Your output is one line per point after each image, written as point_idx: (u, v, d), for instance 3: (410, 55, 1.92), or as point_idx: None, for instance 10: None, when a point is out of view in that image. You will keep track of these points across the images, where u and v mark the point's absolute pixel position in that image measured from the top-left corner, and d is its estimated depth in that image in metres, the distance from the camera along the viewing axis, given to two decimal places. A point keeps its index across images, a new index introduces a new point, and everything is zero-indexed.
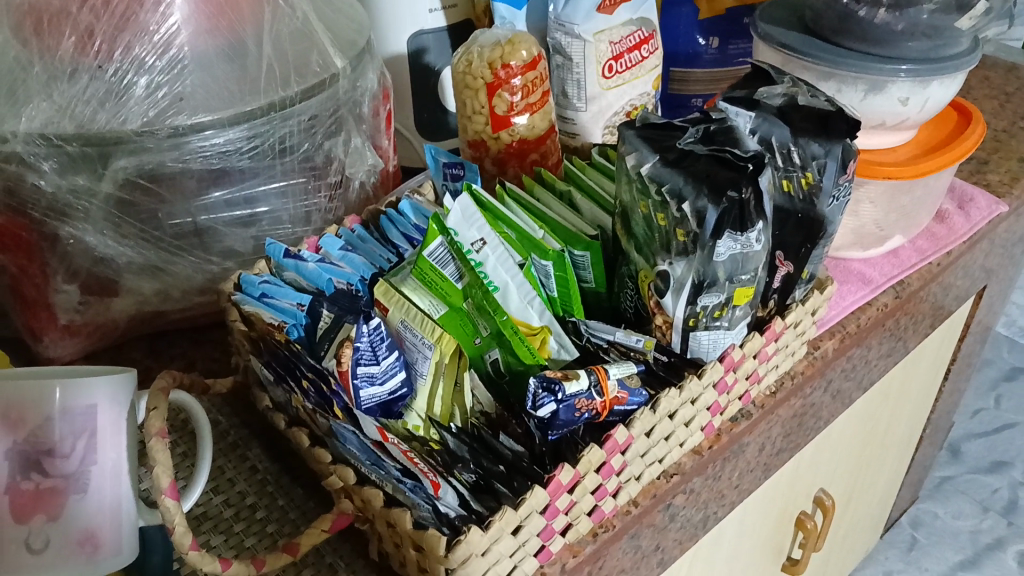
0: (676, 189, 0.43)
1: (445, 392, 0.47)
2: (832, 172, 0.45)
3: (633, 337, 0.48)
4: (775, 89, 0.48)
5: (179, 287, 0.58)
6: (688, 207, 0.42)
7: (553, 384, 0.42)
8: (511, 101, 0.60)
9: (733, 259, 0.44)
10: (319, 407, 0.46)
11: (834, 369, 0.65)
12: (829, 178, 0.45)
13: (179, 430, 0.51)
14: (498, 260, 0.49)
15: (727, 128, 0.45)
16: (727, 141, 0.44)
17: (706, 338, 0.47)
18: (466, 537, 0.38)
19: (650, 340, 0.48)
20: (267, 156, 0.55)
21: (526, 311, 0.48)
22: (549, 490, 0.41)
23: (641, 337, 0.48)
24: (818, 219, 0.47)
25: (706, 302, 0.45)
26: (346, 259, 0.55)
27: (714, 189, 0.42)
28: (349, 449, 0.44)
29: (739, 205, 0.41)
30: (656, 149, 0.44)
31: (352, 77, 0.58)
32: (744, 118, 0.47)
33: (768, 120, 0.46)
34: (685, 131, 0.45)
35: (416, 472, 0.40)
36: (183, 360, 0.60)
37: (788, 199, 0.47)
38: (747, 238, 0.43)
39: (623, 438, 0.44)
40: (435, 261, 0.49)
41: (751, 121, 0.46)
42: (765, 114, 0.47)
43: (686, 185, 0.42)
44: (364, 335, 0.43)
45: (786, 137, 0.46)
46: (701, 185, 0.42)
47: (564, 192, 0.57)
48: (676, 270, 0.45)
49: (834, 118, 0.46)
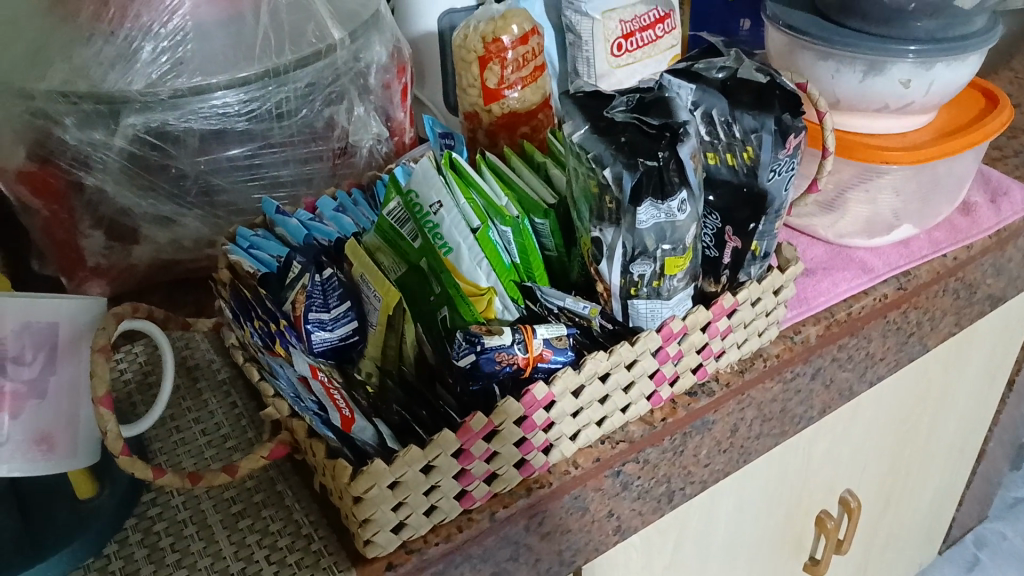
0: (598, 155, 0.44)
1: (391, 340, 0.48)
2: (771, 146, 0.45)
3: (580, 304, 0.49)
4: (720, 62, 0.48)
5: (189, 238, 0.64)
6: (609, 174, 0.43)
7: (474, 337, 0.44)
8: (501, 74, 0.62)
9: (658, 227, 0.44)
10: (264, 347, 0.51)
11: (822, 357, 0.64)
12: (768, 152, 0.45)
13: (184, 371, 0.58)
14: (453, 222, 0.51)
15: (661, 99, 0.46)
16: (655, 113, 0.45)
17: (643, 308, 0.49)
18: (369, 468, 0.42)
19: (595, 307, 0.49)
20: (264, 119, 0.59)
21: (474, 272, 0.51)
22: (461, 436, 0.44)
23: (588, 304, 0.49)
24: (757, 194, 0.47)
25: (639, 271, 0.46)
26: (335, 219, 0.60)
27: (631, 155, 0.43)
28: (280, 383, 0.50)
29: (659, 172, 0.43)
30: (588, 118, 0.45)
31: (352, 48, 0.62)
32: (687, 91, 0.47)
33: (708, 92, 0.47)
34: (620, 101, 0.46)
35: (330, 404, 0.44)
36: (195, 306, 0.66)
37: (732, 172, 0.47)
38: (670, 207, 0.44)
39: (542, 395, 0.45)
40: (393, 221, 0.53)
41: (692, 93, 0.47)
42: (707, 86, 0.47)
43: (607, 151, 0.43)
44: (314, 283, 0.48)
45: (725, 109, 0.46)
46: (620, 151, 0.43)
47: (541, 163, 0.59)
48: (606, 237, 0.46)
49: (771, 95, 0.46)
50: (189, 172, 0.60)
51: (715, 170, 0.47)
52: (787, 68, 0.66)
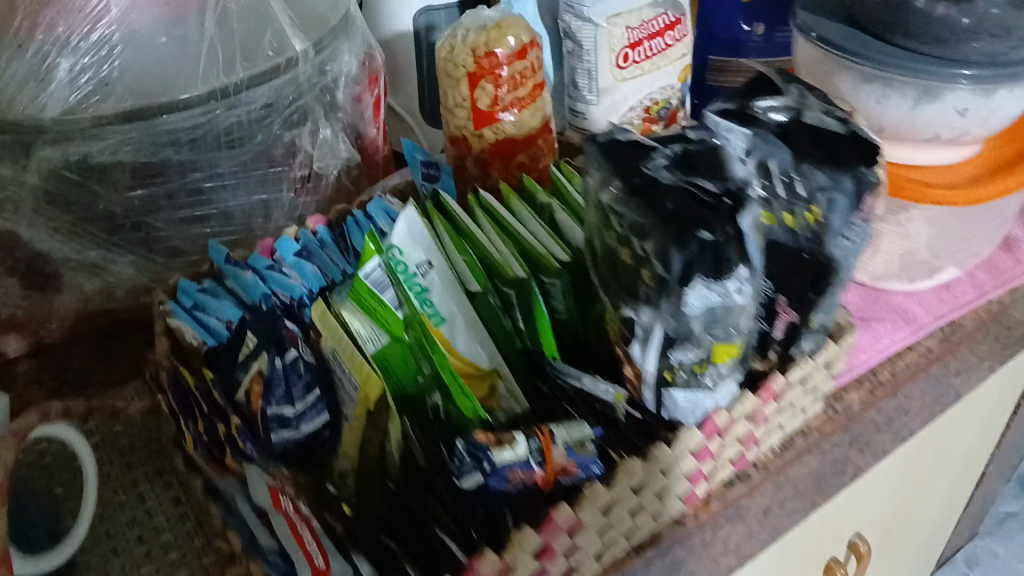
0: (637, 224, 0.35)
1: (373, 439, 0.40)
2: (844, 207, 0.37)
3: (602, 387, 0.42)
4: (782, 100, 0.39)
5: (121, 287, 0.53)
6: (651, 247, 0.35)
7: (480, 450, 0.36)
8: (495, 94, 0.52)
9: (709, 311, 0.36)
10: (213, 448, 0.44)
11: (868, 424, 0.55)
12: (842, 212, 0.38)
13: (123, 455, 0.50)
14: (446, 287, 0.43)
15: (709, 150, 0.37)
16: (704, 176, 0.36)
17: (681, 398, 0.40)
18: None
19: (620, 392, 0.42)
20: (209, 147, 0.49)
21: (474, 349, 0.43)
22: None
23: (612, 389, 0.42)
24: (820, 263, 0.39)
25: (679, 358, 0.38)
26: (298, 268, 0.50)
27: (681, 227, 0.34)
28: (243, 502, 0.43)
29: (713, 251, 0.34)
30: (620, 171, 0.36)
31: (318, 61, 0.52)
32: (740, 136, 0.38)
33: (767, 140, 0.37)
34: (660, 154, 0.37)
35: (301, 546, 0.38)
36: (131, 365, 0.56)
37: (791, 236, 0.37)
38: (724, 289, 0.35)
39: (565, 520, 0.37)
40: (373, 285, 0.42)
41: (745, 139, 0.37)
42: (762, 130, 0.38)
43: (647, 219, 0.35)
44: (275, 369, 0.40)
45: (787, 162, 0.37)
46: (666, 222, 0.34)
47: (547, 204, 0.50)
48: (638, 318, 0.38)
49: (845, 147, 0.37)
50: (119, 211, 0.49)
51: (772, 234, 0.37)
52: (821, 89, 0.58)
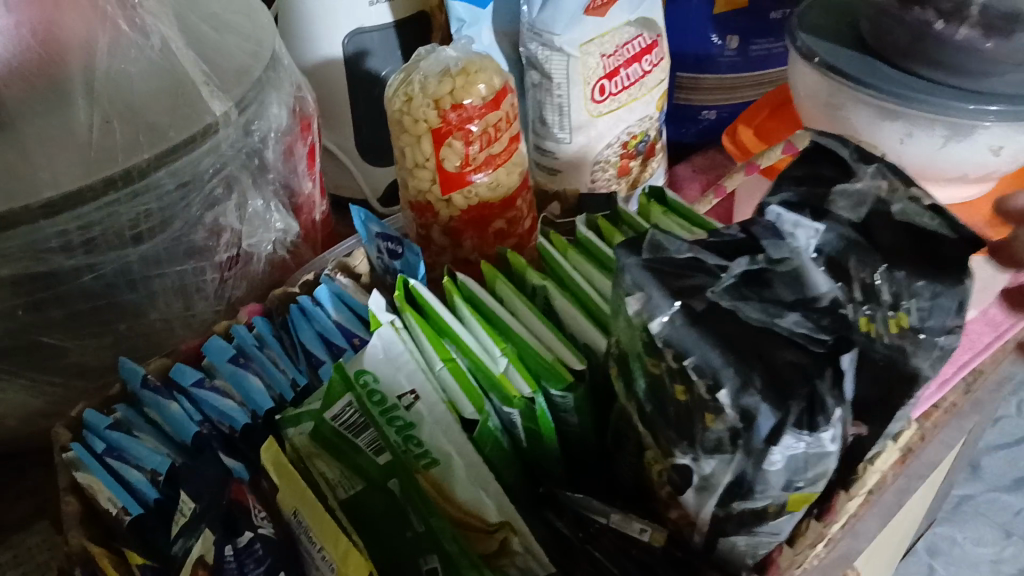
0: (704, 363, 0.27)
1: None
2: (936, 313, 0.29)
3: (635, 525, 0.34)
4: (858, 185, 0.32)
5: (11, 415, 0.43)
6: (725, 398, 0.27)
7: None
8: (465, 153, 0.44)
9: (793, 464, 0.28)
10: None
11: (899, 495, 0.49)
12: (935, 319, 0.29)
13: None
14: (436, 422, 0.34)
15: (793, 270, 0.29)
16: (778, 297, 0.28)
17: (743, 542, 0.32)
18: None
19: (658, 532, 0.34)
20: (111, 245, 0.39)
21: (474, 497, 0.33)
22: None
23: (647, 529, 0.34)
24: (906, 376, 0.30)
25: (747, 505, 0.30)
26: (237, 380, 0.41)
27: (774, 383, 0.27)
28: None
29: (807, 400, 0.26)
30: (672, 292, 0.28)
31: (243, 123, 0.43)
32: (807, 230, 0.30)
33: (844, 237, 0.30)
34: (717, 264, 0.29)
35: None
36: (32, 501, 0.45)
37: (870, 343, 0.29)
38: (816, 441, 0.27)
39: None
40: (346, 431, 0.35)
41: (816, 237, 0.30)
42: (840, 228, 0.30)
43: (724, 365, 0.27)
44: (225, 558, 0.32)
45: (872, 263, 0.30)
46: (753, 370, 0.27)
47: (538, 287, 0.41)
48: (700, 465, 0.29)
49: (937, 239, 0.30)
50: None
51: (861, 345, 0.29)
52: (822, 120, 0.52)
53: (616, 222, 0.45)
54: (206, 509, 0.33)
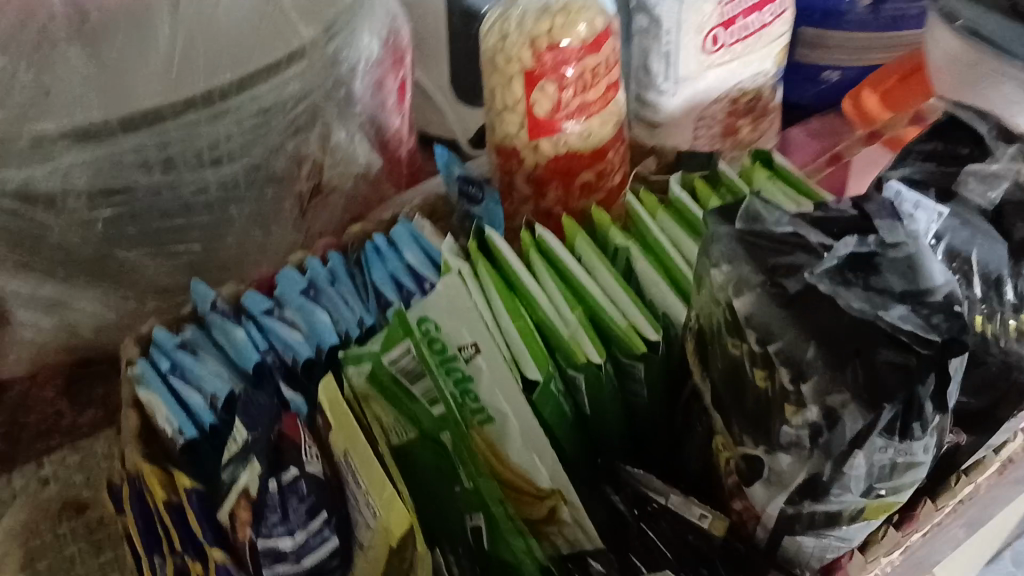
0: (789, 349, 0.24)
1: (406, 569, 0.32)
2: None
3: (696, 510, 0.32)
4: (994, 167, 0.28)
5: (87, 324, 0.43)
6: (808, 390, 0.24)
7: None
8: (558, 97, 0.41)
9: (877, 469, 0.25)
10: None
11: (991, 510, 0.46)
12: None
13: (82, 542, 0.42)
14: (494, 380, 0.32)
15: (907, 254, 0.25)
16: (889, 288, 0.24)
17: (811, 544, 0.30)
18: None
19: (721, 520, 0.32)
20: (191, 165, 0.39)
21: (529, 462, 0.32)
22: None
23: (710, 515, 0.32)
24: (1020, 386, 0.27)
25: (822, 507, 0.28)
26: (303, 313, 0.39)
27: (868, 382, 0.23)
28: None
29: (903, 405, 0.24)
30: (762, 270, 0.25)
31: (331, 50, 0.41)
32: (928, 212, 0.27)
33: (967, 223, 0.27)
34: (824, 245, 0.25)
35: None
36: (104, 408, 0.47)
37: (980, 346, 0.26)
38: (907, 446, 0.25)
39: None
40: (402, 376, 0.33)
41: (938, 220, 0.27)
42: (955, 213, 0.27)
43: (812, 355, 0.24)
44: (268, 492, 0.30)
45: (998, 257, 0.27)
46: (850, 365, 0.24)
47: (621, 248, 0.38)
48: (769, 461, 0.27)
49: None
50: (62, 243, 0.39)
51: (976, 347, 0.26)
52: (951, 94, 0.48)
53: (714, 183, 0.42)
54: (257, 440, 0.31)
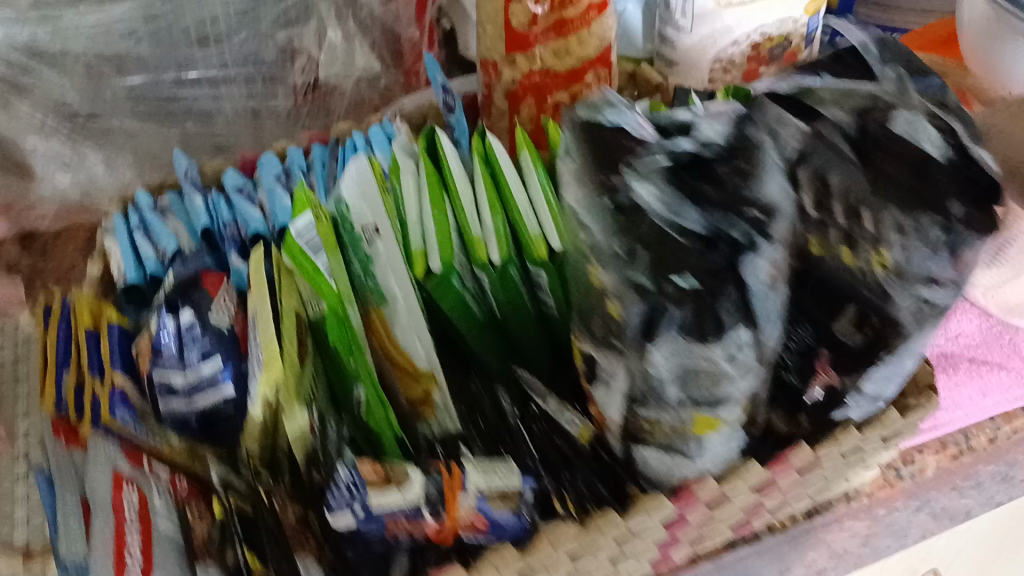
0: (597, 244, 0.25)
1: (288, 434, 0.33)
2: (923, 251, 0.25)
3: (567, 415, 0.34)
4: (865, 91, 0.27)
5: None
6: (611, 278, 0.24)
7: (356, 484, 0.29)
8: (535, 13, 0.41)
9: (682, 373, 0.25)
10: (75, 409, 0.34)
11: (963, 507, 0.42)
12: (920, 257, 0.25)
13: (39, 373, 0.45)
14: (391, 260, 0.35)
15: (747, 148, 0.25)
16: (712, 192, 0.24)
17: (656, 459, 0.31)
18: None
19: (586, 426, 0.33)
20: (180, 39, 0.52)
21: (409, 342, 0.34)
22: None
23: (575, 420, 0.34)
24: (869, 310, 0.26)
25: (653, 415, 0.28)
26: (272, 195, 0.42)
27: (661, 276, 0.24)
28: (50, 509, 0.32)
29: (693, 308, 0.24)
30: (601, 165, 0.25)
31: None
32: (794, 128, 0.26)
33: (832, 146, 0.25)
34: (659, 147, 0.25)
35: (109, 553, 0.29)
36: None
37: (821, 264, 0.25)
38: (708, 353, 0.24)
39: None
40: (305, 247, 0.34)
41: (801, 134, 0.25)
42: (829, 135, 0.26)
43: (617, 247, 0.24)
44: (167, 329, 0.33)
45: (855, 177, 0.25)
46: (646, 252, 0.24)
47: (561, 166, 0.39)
48: (599, 358, 0.27)
49: (945, 173, 0.25)
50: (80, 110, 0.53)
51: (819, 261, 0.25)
52: (976, 64, 0.47)
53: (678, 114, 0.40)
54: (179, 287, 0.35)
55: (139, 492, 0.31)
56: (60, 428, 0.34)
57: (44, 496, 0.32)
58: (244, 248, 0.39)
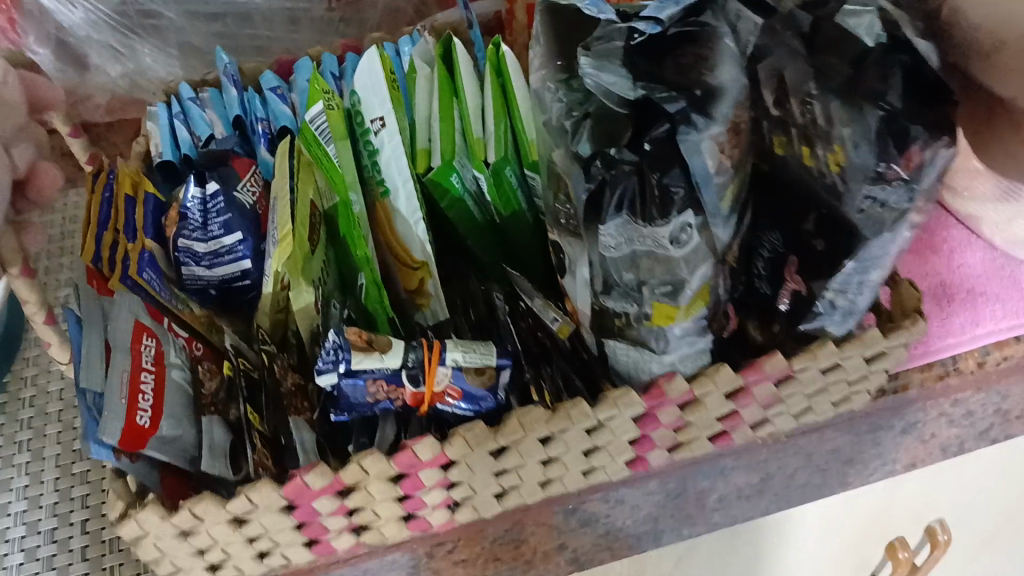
0: (551, 122, 0.27)
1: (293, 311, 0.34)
2: (870, 144, 0.25)
3: (548, 313, 0.35)
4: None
5: None
6: (560, 155, 0.27)
7: (343, 348, 0.30)
8: None
9: (636, 258, 0.26)
10: None
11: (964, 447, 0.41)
12: (868, 152, 0.26)
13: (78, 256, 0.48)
14: (395, 152, 0.35)
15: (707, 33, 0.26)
16: (666, 71, 0.25)
17: (625, 353, 0.32)
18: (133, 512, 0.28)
19: (566, 324, 0.35)
20: None
21: (407, 231, 0.35)
22: (295, 512, 0.30)
23: (556, 318, 0.35)
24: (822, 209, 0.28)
25: (614, 306, 0.29)
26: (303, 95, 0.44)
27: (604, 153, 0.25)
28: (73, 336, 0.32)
29: (635, 182, 0.24)
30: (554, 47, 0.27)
31: None
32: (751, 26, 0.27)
33: (777, 39, 0.27)
34: (618, 27, 0.26)
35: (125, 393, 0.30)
36: None
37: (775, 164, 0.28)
38: (659, 237, 0.25)
39: (432, 479, 0.32)
40: (317, 135, 0.36)
41: (754, 31, 0.27)
42: (780, 33, 0.27)
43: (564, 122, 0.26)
44: (190, 197, 0.35)
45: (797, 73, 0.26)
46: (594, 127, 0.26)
47: None
48: (564, 246, 0.29)
49: (890, 65, 0.25)
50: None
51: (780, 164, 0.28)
52: None
53: None
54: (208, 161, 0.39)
55: (157, 345, 0.32)
56: (95, 278, 0.33)
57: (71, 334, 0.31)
58: (273, 143, 0.42)
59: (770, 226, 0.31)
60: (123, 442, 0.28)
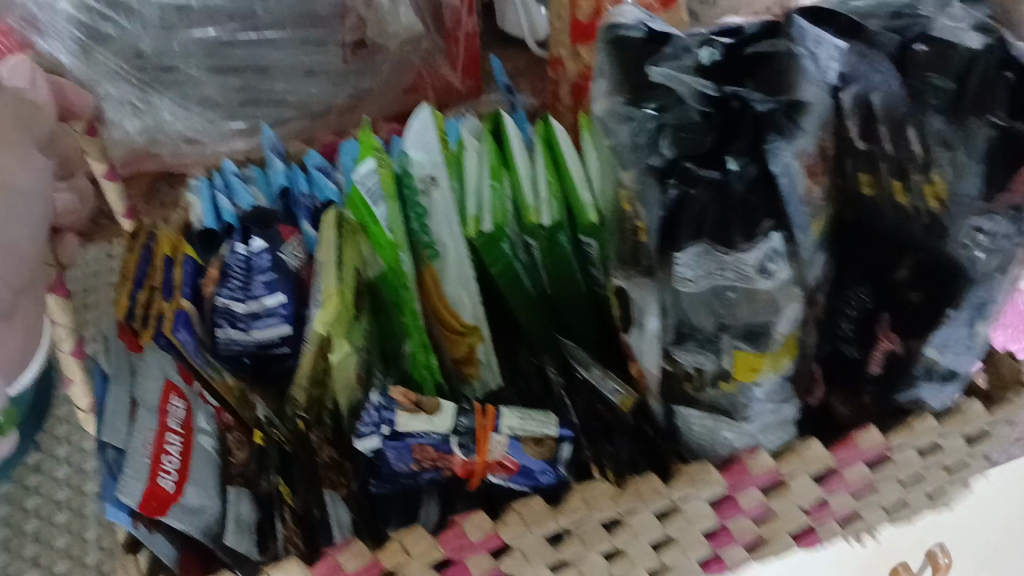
0: (621, 145, 0.24)
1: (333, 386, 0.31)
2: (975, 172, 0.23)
3: (608, 385, 0.31)
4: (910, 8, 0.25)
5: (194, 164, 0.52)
6: (630, 178, 0.25)
7: (387, 407, 0.28)
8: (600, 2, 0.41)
9: (714, 292, 0.24)
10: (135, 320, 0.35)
11: None
12: (972, 181, 0.23)
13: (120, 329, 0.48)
14: (447, 212, 0.32)
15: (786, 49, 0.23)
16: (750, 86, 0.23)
17: (699, 424, 0.29)
18: None
19: (628, 397, 0.31)
20: None
21: (456, 294, 0.33)
22: None
23: (617, 389, 0.31)
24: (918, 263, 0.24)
25: (689, 361, 0.26)
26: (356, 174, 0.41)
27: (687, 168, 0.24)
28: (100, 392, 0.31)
29: (718, 203, 0.23)
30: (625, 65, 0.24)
31: None
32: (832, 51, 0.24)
33: (865, 57, 0.24)
34: (691, 43, 0.24)
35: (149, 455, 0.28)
36: None
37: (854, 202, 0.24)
38: (742, 268, 0.23)
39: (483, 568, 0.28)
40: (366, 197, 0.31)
41: (837, 54, 0.23)
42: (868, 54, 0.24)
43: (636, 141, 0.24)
44: (234, 256, 0.34)
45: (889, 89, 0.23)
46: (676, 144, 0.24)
47: None
48: (632, 293, 0.27)
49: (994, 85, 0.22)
50: (148, 50, 0.49)
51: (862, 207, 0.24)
52: None
53: None
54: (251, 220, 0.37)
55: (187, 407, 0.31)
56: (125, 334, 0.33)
57: (96, 389, 0.30)
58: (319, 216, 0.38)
59: (862, 281, 0.26)
60: (144, 505, 0.26)
